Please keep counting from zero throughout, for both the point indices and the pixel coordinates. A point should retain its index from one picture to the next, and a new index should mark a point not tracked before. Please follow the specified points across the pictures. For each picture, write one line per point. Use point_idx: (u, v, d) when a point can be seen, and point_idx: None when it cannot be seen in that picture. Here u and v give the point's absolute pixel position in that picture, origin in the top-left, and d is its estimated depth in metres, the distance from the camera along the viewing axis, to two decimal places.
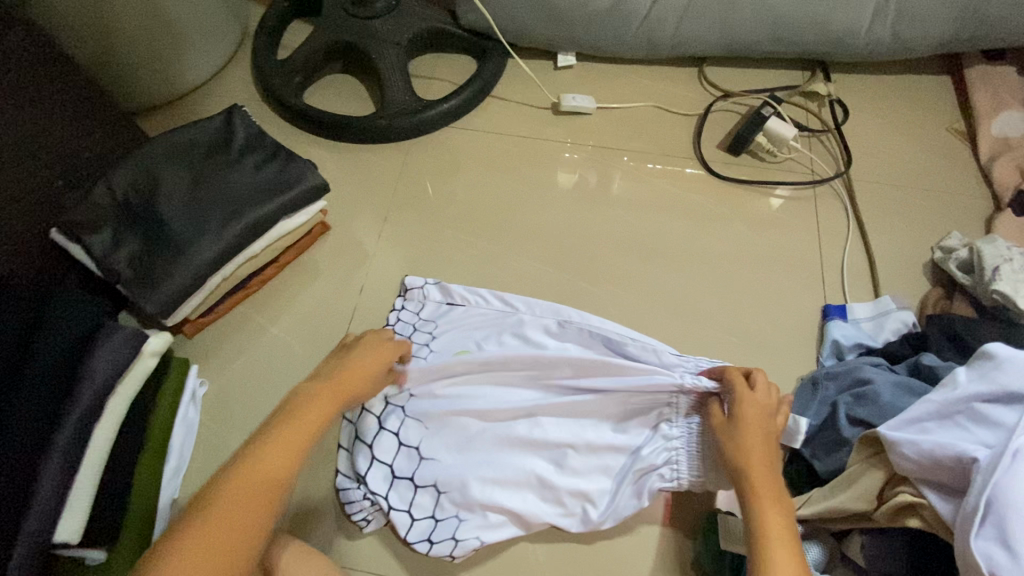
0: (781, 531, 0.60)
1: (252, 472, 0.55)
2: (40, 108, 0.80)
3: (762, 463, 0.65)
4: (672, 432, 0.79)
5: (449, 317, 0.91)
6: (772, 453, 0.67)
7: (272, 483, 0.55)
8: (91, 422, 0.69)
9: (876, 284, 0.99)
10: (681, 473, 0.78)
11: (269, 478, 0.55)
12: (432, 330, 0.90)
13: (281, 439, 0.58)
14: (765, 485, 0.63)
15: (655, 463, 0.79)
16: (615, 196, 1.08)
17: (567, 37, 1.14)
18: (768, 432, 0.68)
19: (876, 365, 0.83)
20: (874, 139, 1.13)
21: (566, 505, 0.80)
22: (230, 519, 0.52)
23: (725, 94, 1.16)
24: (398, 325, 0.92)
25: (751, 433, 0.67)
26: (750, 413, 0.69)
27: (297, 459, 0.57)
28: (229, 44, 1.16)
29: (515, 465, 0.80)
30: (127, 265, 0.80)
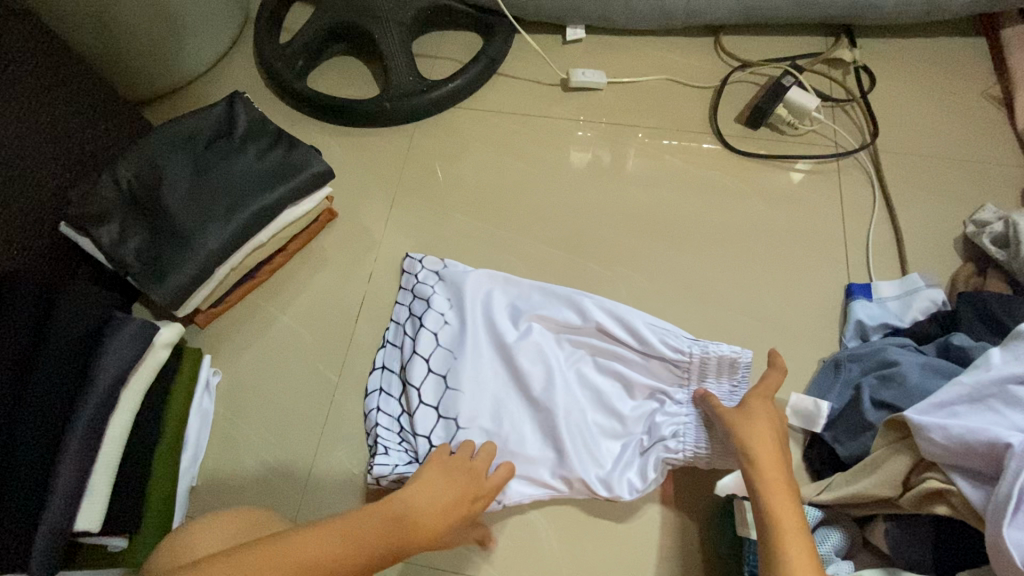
0: (795, 528, 0.60)
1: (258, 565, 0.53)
2: (43, 101, 0.79)
3: (776, 462, 0.66)
4: (681, 401, 0.81)
5: (454, 277, 0.91)
6: (784, 457, 0.67)
7: (328, 563, 0.55)
8: (105, 413, 0.70)
9: (903, 261, 0.95)
10: (688, 445, 0.78)
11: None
12: (446, 295, 0.90)
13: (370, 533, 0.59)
14: (774, 481, 0.64)
15: (664, 435, 0.79)
16: (626, 174, 1.04)
17: (575, 9, 1.10)
18: (780, 432, 0.70)
19: (903, 347, 0.80)
20: (902, 108, 1.07)
21: (591, 466, 0.80)
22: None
23: (743, 64, 1.11)
24: (403, 291, 0.93)
25: (760, 432, 0.68)
26: (758, 409, 0.71)
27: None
28: (230, 29, 1.14)
29: (538, 425, 0.82)
30: (136, 257, 0.80)
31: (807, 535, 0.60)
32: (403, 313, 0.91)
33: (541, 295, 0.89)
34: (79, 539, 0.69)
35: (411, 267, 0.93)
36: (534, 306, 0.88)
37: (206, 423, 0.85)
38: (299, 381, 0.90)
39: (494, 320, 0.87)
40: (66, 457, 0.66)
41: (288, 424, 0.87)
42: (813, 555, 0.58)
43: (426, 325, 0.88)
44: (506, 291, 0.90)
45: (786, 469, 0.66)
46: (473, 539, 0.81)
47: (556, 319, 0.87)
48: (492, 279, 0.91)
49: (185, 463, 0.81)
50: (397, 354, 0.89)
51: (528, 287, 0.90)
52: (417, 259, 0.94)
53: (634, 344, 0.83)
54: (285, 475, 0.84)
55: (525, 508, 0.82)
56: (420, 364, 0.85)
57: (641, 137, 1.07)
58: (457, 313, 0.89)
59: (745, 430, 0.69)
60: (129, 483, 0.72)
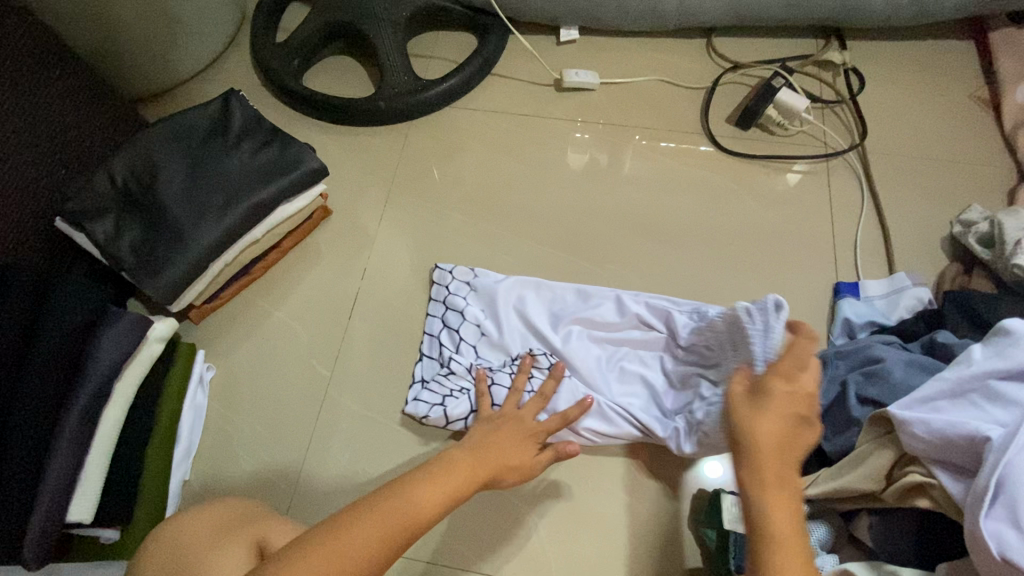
0: (791, 536, 0.47)
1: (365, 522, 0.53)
2: (39, 98, 0.80)
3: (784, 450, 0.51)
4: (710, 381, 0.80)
5: (488, 285, 0.92)
6: (797, 448, 0.52)
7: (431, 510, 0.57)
8: (99, 406, 0.70)
9: (890, 260, 0.96)
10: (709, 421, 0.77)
11: (370, 544, 0.52)
12: (484, 305, 0.91)
13: (454, 475, 0.61)
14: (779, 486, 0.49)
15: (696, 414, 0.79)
16: (619, 173, 1.05)
17: (568, 10, 1.11)
18: (805, 418, 0.53)
19: (888, 344, 0.81)
20: (891, 109, 1.09)
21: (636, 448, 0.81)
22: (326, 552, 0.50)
23: (735, 65, 1.12)
24: (433, 303, 0.93)
25: (779, 425, 0.51)
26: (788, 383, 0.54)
27: (420, 524, 0.55)
28: (227, 29, 1.15)
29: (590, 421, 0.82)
30: (130, 252, 0.81)
31: (804, 543, 0.48)
32: (436, 325, 0.91)
33: (576, 298, 0.91)
34: (71, 530, 0.70)
35: (443, 278, 0.94)
36: (571, 308, 0.90)
37: (199, 417, 0.86)
38: (292, 376, 0.90)
39: (532, 323, 0.89)
40: (60, 449, 0.66)
41: (281, 419, 0.88)
42: (809, 567, 0.46)
43: (463, 337, 0.89)
44: (541, 297, 0.91)
45: (794, 461, 0.51)
46: (463, 535, 0.80)
47: (593, 317, 0.89)
48: (524, 285, 0.92)
49: (179, 455, 0.81)
50: (435, 365, 0.88)
51: (562, 289, 0.91)
52: (447, 271, 0.94)
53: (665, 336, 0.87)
54: (278, 469, 0.84)
55: (515, 503, 0.82)
56: (464, 370, 0.86)
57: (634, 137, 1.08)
58: (493, 323, 0.90)
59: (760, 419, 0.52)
60: (121, 476, 0.72)
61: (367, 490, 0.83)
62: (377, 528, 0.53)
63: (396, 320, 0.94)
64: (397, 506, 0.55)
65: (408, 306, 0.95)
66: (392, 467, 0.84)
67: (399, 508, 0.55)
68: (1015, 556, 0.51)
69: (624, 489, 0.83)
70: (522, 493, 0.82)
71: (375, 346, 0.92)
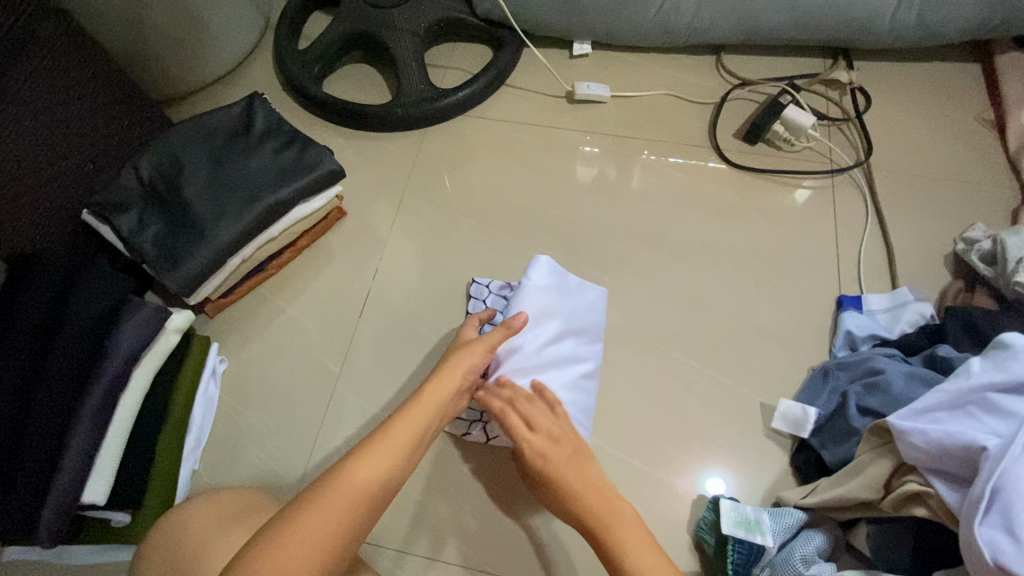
0: (641, 550, 0.60)
1: (319, 508, 0.53)
2: (72, 96, 0.84)
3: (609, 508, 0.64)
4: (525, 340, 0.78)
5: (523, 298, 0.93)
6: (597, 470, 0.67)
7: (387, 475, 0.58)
8: (115, 392, 0.72)
9: (893, 275, 0.97)
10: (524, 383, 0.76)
11: (329, 535, 0.53)
12: None
13: (388, 437, 0.61)
14: (601, 511, 0.64)
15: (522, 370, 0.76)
16: (628, 186, 1.07)
17: (582, 25, 1.15)
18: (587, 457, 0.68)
19: (890, 356, 0.82)
20: (897, 129, 1.11)
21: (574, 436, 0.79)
22: (293, 545, 0.51)
23: (743, 82, 1.15)
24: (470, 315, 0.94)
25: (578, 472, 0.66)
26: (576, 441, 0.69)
27: (383, 481, 0.58)
28: (251, 35, 1.19)
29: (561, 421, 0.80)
30: (152, 245, 0.84)
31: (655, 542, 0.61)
32: None
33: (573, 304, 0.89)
34: (84, 511, 0.72)
35: (479, 293, 0.95)
36: None
37: (210, 408, 0.88)
38: (302, 372, 0.92)
39: None
40: (77, 432, 0.68)
41: (290, 413, 0.90)
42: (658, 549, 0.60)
43: None
44: None
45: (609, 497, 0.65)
46: (464, 530, 0.81)
47: None
48: None
49: (190, 444, 0.83)
50: None
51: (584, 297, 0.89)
52: (484, 284, 0.95)
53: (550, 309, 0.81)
54: (287, 462, 0.86)
55: (516, 502, 0.82)
56: None
57: (647, 150, 1.11)
58: None
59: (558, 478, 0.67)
60: (134, 462, 0.74)
61: None
62: (333, 514, 0.54)
63: (404, 321, 0.96)
64: (349, 488, 0.56)
65: (417, 307, 0.97)
66: None
67: (347, 489, 0.56)
68: (1008, 560, 0.52)
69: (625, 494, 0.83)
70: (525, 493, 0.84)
71: (384, 345, 0.94)
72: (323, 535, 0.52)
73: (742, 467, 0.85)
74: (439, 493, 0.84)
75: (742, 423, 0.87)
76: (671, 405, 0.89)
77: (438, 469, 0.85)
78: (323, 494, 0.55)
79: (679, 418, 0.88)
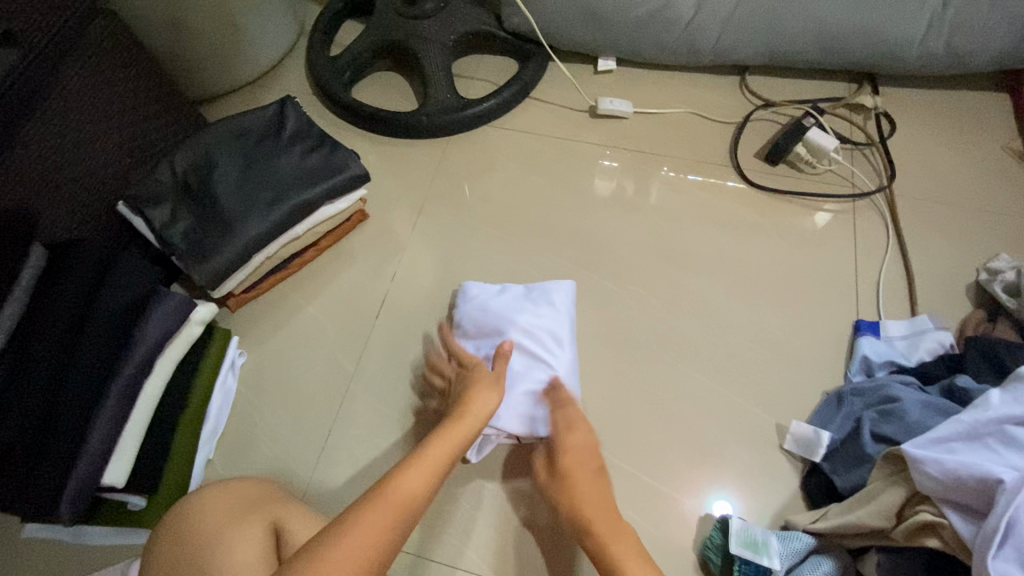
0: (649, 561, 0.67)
1: (375, 508, 0.60)
2: (115, 92, 0.88)
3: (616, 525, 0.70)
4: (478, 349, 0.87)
5: None
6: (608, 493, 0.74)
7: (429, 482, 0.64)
8: (140, 379, 0.74)
9: (913, 302, 0.96)
10: None
11: (382, 535, 0.58)
12: None
13: (435, 449, 0.68)
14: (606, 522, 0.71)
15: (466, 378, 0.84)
16: (646, 201, 1.08)
17: (608, 42, 1.16)
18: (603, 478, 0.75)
19: (907, 384, 0.82)
20: (921, 156, 1.10)
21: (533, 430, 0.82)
22: (351, 544, 0.56)
23: (766, 103, 1.16)
24: None
25: (580, 488, 0.72)
26: (579, 457, 0.74)
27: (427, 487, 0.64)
28: (286, 40, 1.23)
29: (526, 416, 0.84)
30: (182, 238, 0.86)
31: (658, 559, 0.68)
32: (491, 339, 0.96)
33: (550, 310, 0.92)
34: (102, 494, 0.73)
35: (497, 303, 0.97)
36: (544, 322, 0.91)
37: (227, 399, 0.90)
38: (317, 370, 0.94)
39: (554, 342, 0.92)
40: (102, 416, 0.70)
41: (305, 408, 0.91)
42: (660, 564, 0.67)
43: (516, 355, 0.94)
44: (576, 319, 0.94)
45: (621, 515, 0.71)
46: (465, 531, 0.82)
47: None
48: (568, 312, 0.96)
49: (205, 434, 0.84)
50: None
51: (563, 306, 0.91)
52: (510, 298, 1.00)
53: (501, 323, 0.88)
54: (298, 457, 0.88)
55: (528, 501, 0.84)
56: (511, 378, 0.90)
57: (664, 166, 1.12)
58: None
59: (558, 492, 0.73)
60: (151, 449, 0.75)
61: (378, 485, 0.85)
62: (384, 514, 0.59)
63: (419, 323, 0.98)
64: (397, 494, 0.61)
65: (432, 311, 0.99)
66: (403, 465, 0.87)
67: (395, 494, 0.61)
68: None
69: (631, 509, 0.83)
70: (531, 503, 0.84)
71: (398, 346, 0.96)
72: (375, 534, 0.58)
73: (750, 488, 0.84)
74: (444, 495, 0.85)
75: (752, 444, 0.87)
76: (681, 421, 0.89)
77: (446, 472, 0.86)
78: (376, 497, 0.61)
79: (688, 435, 0.88)
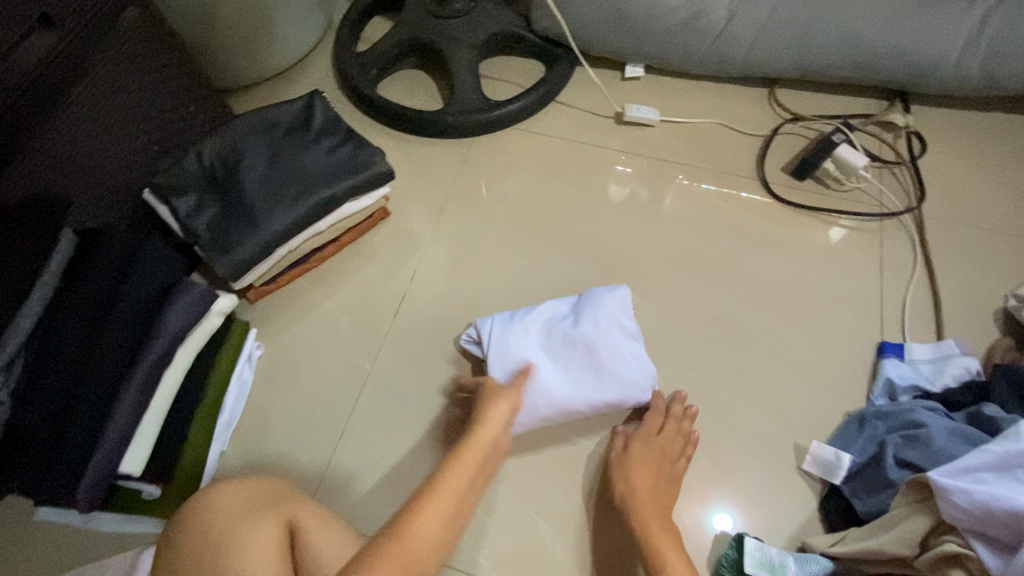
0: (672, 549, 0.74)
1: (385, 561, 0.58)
2: (146, 79, 0.88)
3: (653, 512, 0.78)
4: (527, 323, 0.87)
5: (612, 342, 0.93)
6: (663, 486, 0.82)
7: (441, 527, 0.63)
8: (161, 369, 0.73)
9: (939, 326, 0.94)
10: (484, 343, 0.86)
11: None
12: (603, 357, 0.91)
13: (444, 490, 0.67)
14: (649, 506, 0.79)
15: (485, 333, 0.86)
16: (668, 211, 1.07)
17: (636, 50, 1.15)
18: (661, 472, 0.82)
19: (932, 410, 0.80)
20: (952, 178, 1.08)
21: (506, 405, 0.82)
22: None
23: (795, 117, 1.14)
24: None
25: (640, 470, 0.82)
26: (650, 445, 0.83)
27: (440, 532, 0.63)
28: (314, 34, 1.23)
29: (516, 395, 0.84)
30: (205, 228, 0.86)
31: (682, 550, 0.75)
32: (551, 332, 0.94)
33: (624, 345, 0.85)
34: (118, 481, 0.73)
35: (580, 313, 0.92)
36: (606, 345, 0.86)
37: (244, 391, 0.90)
38: (334, 366, 0.94)
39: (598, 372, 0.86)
40: (121, 405, 0.70)
41: (320, 403, 0.91)
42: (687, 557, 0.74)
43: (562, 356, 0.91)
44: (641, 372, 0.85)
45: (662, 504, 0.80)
46: (477, 537, 0.82)
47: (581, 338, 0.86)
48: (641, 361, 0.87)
49: (220, 425, 0.84)
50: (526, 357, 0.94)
51: (633, 352, 0.85)
52: None
53: (562, 318, 0.87)
54: (311, 453, 0.87)
55: (553, 507, 0.84)
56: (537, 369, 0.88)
57: (681, 175, 1.11)
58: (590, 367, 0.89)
59: (624, 475, 0.82)
60: (167, 439, 0.75)
61: (391, 485, 0.85)
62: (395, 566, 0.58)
63: (437, 324, 0.97)
64: (406, 542, 0.60)
65: (451, 312, 0.98)
66: (416, 466, 0.86)
67: (404, 545, 0.60)
68: None
69: None
70: (544, 511, 0.84)
71: (414, 346, 0.95)
72: None
73: (767, 507, 0.83)
74: None
75: (770, 463, 0.86)
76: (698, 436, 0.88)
77: None
78: (385, 546, 0.59)
79: (705, 450, 0.87)
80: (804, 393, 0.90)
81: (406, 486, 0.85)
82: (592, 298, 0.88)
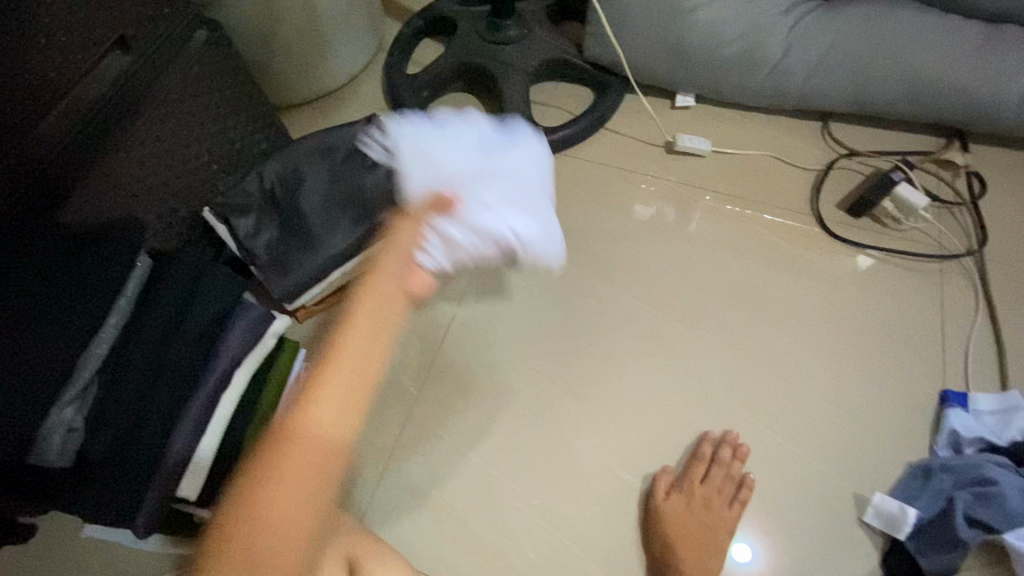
0: None
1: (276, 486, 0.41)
2: (214, 101, 0.90)
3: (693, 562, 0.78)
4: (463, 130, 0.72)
5: None
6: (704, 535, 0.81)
7: (352, 421, 0.44)
8: (219, 392, 0.74)
9: (1004, 375, 0.91)
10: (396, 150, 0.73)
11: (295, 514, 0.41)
12: None
13: (341, 363, 0.44)
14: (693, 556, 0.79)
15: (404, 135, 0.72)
16: (719, 243, 1.06)
17: (689, 80, 1.15)
18: (704, 522, 0.82)
19: (1000, 465, 0.78)
20: (1014, 221, 1.05)
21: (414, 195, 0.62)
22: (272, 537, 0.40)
23: (850, 153, 1.13)
24: None
25: (683, 519, 0.82)
26: (694, 493, 0.84)
27: (346, 418, 0.44)
28: (366, 53, 1.25)
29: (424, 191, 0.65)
30: (266, 249, 0.90)
31: None
32: None
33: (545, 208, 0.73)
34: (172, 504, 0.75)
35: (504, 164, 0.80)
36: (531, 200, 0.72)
37: None
38: (381, 391, 0.94)
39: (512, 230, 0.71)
40: (181, 429, 0.71)
41: (366, 427, 0.91)
42: None
43: None
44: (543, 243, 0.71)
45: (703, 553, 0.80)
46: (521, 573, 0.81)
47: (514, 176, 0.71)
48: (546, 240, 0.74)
49: None
50: None
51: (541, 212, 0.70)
52: None
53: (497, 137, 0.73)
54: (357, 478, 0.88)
55: (600, 546, 0.83)
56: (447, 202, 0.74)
57: (715, 197, 1.10)
58: None
59: (663, 527, 0.81)
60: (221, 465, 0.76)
61: (436, 514, 0.85)
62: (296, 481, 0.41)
63: (484, 350, 0.96)
64: (301, 454, 0.42)
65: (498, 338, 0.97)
66: (461, 496, 0.86)
67: (297, 450, 0.42)
68: None
69: None
70: (590, 548, 0.83)
71: (460, 372, 0.95)
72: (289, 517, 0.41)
73: (820, 557, 0.81)
74: (503, 532, 0.84)
75: (825, 513, 0.83)
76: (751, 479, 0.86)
77: (504, 508, 0.85)
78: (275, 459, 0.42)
79: (756, 493, 0.85)
80: (862, 438, 0.88)
81: (451, 516, 0.85)
82: (518, 127, 0.74)
